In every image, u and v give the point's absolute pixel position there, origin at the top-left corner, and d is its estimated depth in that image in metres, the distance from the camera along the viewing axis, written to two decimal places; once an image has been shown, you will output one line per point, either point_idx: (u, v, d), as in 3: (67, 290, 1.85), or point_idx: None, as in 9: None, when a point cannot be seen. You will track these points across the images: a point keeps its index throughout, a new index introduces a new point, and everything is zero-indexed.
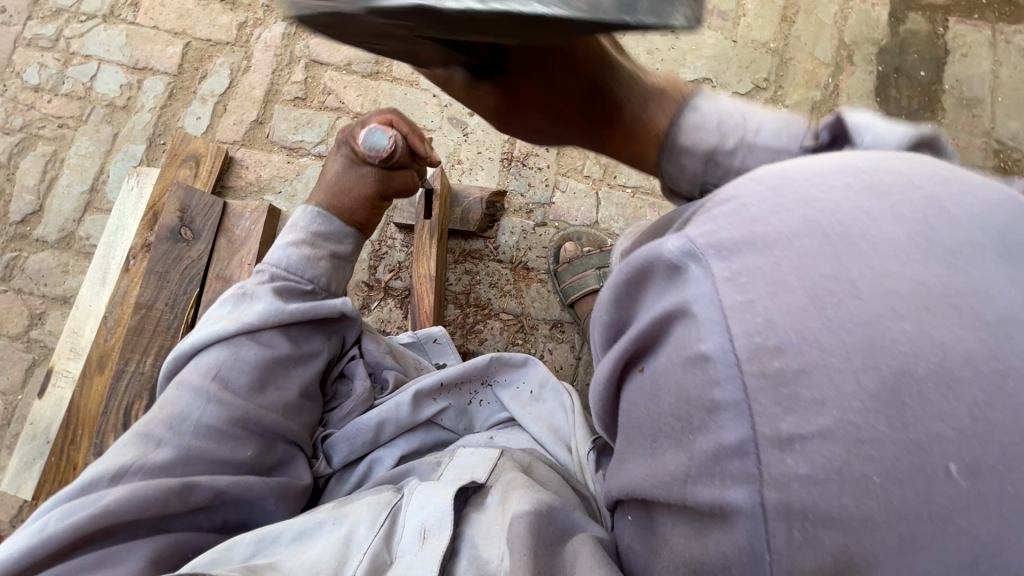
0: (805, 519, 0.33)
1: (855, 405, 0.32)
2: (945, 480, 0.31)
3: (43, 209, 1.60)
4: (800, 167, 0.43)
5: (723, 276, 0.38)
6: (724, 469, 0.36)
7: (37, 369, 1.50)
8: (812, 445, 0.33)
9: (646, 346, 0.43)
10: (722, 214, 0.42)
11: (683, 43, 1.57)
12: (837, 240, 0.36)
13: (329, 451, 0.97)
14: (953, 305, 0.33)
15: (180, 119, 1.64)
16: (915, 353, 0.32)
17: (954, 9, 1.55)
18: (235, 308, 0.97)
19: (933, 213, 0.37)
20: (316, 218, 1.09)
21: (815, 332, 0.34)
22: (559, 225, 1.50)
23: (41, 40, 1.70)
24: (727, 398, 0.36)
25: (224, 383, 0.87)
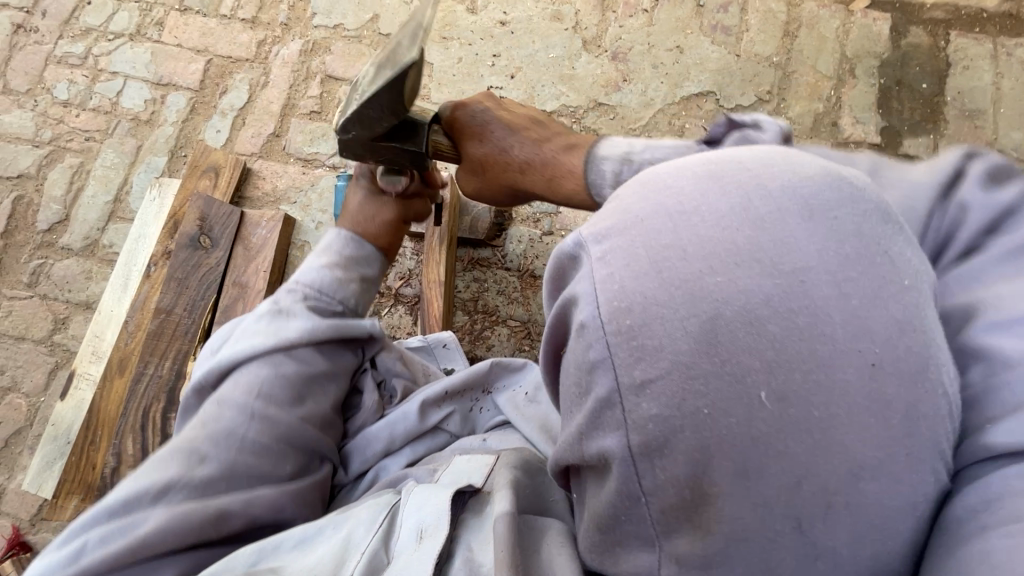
0: (660, 456, 0.41)
1: (683, 348, 0.40)
2: (759, 406, 0.38)
3: (69, 218, 1.66)
4: (665, 165, 0.49)
5: (596, 255, 0.45)
6: (603, 419, 0.44)
7: (59, 372, 1.55)
8: (658, 388, 0.40)
9: (562, 331, 0.50)
10: (605, 210, 0.49)
11: (688, 57, 1.61)
12: (674, 215, 0.43)
13: (346, 459, 1.02)
14: (757, 258, 0.40)
15: (201, 132, 1.71)
16: (726, 301, 0.39)
17: (955, 23, 1.58)
18: (272, 324, 1.01)
19: (752, 188, 0.43)
20: (348, 242, 1.16)
21: (653, 292, 0.41)
22: (565, 234, 1.53)
23: (71, 58, 1.78)
24: (597, 356, 0.43)
25: (268, 399, 0.92)
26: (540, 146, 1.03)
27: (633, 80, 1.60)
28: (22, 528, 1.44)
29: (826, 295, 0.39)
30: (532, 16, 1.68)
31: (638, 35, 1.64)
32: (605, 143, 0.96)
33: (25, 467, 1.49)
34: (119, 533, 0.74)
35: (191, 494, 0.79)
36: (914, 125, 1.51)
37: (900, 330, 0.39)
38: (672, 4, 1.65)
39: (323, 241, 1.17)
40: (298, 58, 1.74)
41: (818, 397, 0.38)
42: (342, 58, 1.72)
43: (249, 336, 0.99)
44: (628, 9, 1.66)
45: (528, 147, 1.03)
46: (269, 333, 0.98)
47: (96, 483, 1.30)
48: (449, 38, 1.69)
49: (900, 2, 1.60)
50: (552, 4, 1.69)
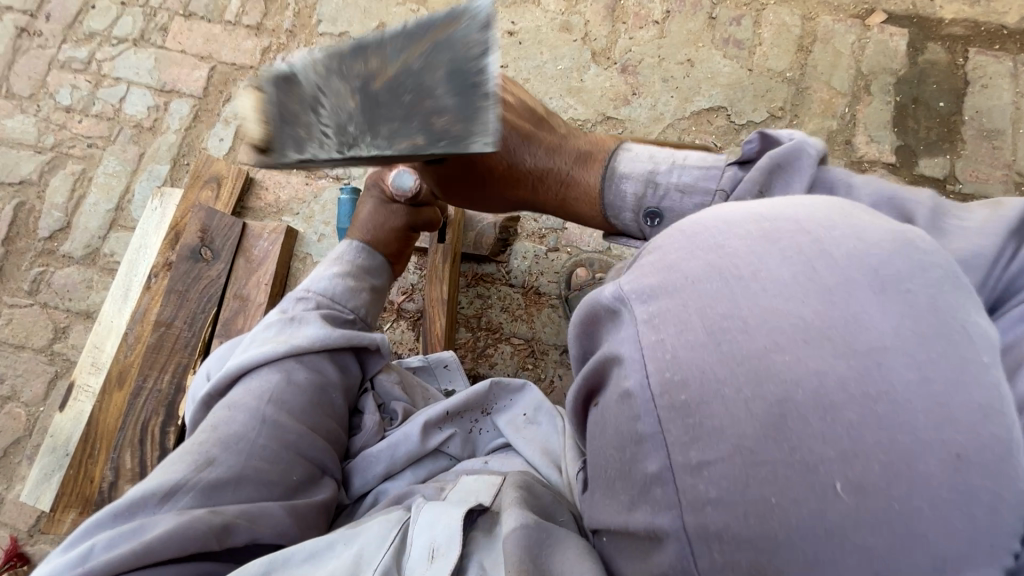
0: (720, 541, 0.38)
1: (747, 430, 0.37)
2: (834, 498, 0.35)
3: (70, 226, 1.65)
4: (710, 217, 0.47)
5: (641, 318, 0.44)
6: (651, 495, 0.43)
7: (58, 382, 1.54)
8: (716, 470, 0.38)
9: (595, 382, 0.49)
10: (646, 264, 0.47)
11: (699, 71, 1.57)
12: (729, 281, 0.41)
13: (347, 479, 1.00)
14: (828, 335, 0.37)
15: (204, 141, 1.68)
16: (795, 382, 0.37)
17: (975, 40, 1.54)
18: (283, 331, 1.00)
19: (816, 253, 0.41)
20: (360, 252, 1.16)
21: (711, 366, 0.39)
22: (571, 251, 1.50)
23: (75, 63, 1.77)
24: (648, 430, 0.42)
25: (280, 405, 0.90)
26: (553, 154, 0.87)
27: (643, 93, 1.57)
28: (20, 540, 1.43)
29: (906, 380, 0.36)
30: (540, 26, 1.66)
31: (649, 47, 1.61)
32: (624, 157, 0.82)
33: (23, 478, 1.48)
34: (123, 539, 0.70)
35: (197, 498, 0.77)
36: (930, 145, 1.48)
37: (985, 414, 0.36)
38: (684, 15, 1.62)
39: (335, 251, 1.17)
40: None
41: (900, 488, 0.35)
42: None
43: (259, 342, 0.99)
44: (638, 21, 1.63)
45: (541, 157, 0.87)
46: (280, 338, 0.98)
47: (94, 497, 1.29)
48: None
49: (918, 17, 1.56)
50: (561, 14, 1.66)
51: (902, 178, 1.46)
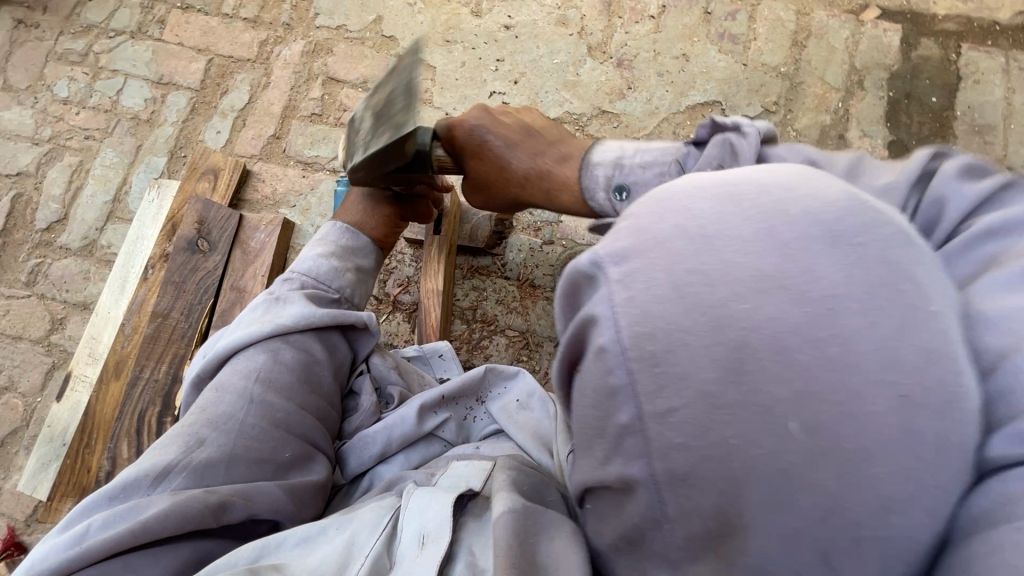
0: (686, 484, 0.42)
1: (709, 375, 0.41)
2: (790, 437, 0.39)
3: (67, 218, 1.65)
4: (682, 183, 0.48)
5: (614, 277, 0.44)
6: (624, 445, 0.45)
7: (56, 373, 1.55)
8: (679, 416, 0.42)
9: (575, 352, 0.50)
10: (622, 229, 0.47)
11: (694, 66, 1.58)
12: (696, 239, 0.43)
13: (342, 461, 1.00)
14: (785, 286, 0.40)
15: (201, 133, 1.69)
16: (753, 327, 0.40)
17: (967, 35, 1.55)
18: (268, 311, 1.00)
19: (777, 213, 0.43)
20: (345, 233, 1.14)
21: (677, 318, 0.42)
22: (566, 244, 1.51)
23: (72, 55, 1.77)
24: (618, 382, 0.44)
25: (267, 383, 0.90)
26: (537, 155, 0.96)
27: (638, 88, 1.58)
28: (17, 529, 1.43)
29: (855, 325, 0.39)
30: (536, 20, 1.67)
31: (644, 41, 1.62)
32: (598, 149, 0.93)
33: (20, 468, 1.48)
34: (121, 517, 0.73)
35: (190, 478, 0.78)
36: (923, 139, 1.49)
37: (931, 358, 0.40)
38: (679, 10, 1.63)
39: (320, 233, 1.16)
40: (301, 59, 1.72)
41: (849, 429, 0.39)
42: (344, 60, 1.70)
43: (245, 324, 0.99)
44: (634, 15, 1.64)
45: (525, 158, 0.97)
46: (265, 318, 0.98)
47: (91, 486, 1.30)
48: (452, 42, 1.68)
49: (911, 13, 1.58)
50: (557, 8, 1.67)
51: None
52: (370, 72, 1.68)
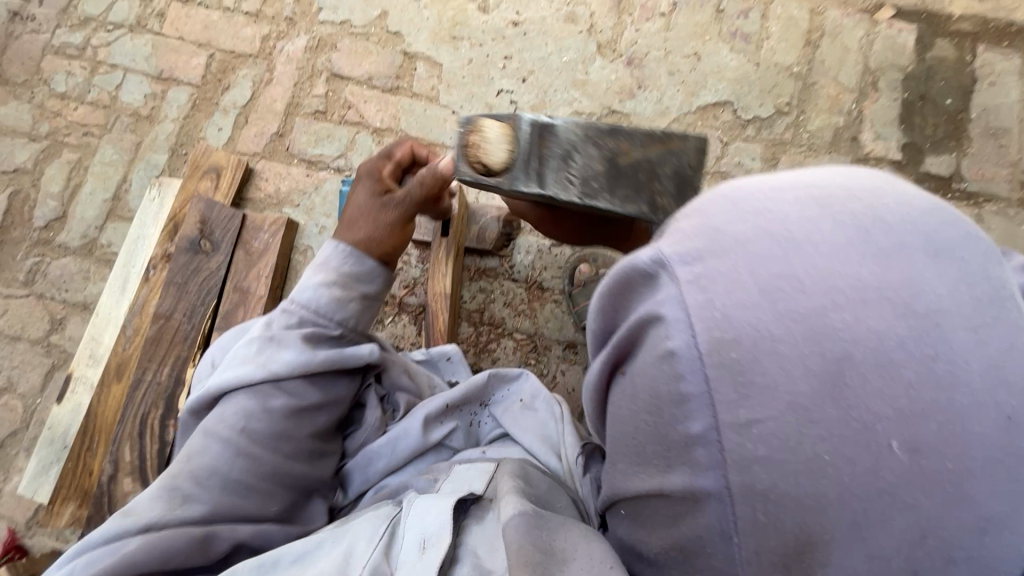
0: (766, 499, 0.44)
1: (803, 389, 0.43)
2: (889, 455, 0.42)
3: (66, 216, 1.62)
4: (759, 185, 0.51)
5: (686, 279, 0.48)
6: (693, 455, 0.48)
7: (56, 374, 1.53)
8: (766, 428, 0.44)
9: (626, 347, 0.54)
10: (688, 226, 0.51)
11: (706, 65, 1.56)
12: (783, 242, 0.46)
13: (345, 481, 1.01)
14: (890, 298, 0.43)
15: (202, 130, 1.66)
16: (853, 339, 0.43)
17: (983, 36, 1.53)
18: (261, 351, 0.94)
19: (871, 221, 0.46)
20: (347, 258, 1.02)
21: (767, 324, 0.44)
22: (575, 246, 1.49)
23: (69, 48, 1.73)
24: (693, 390, 0.47)
25: (251, 436, 0.89)
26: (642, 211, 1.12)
27: (648, 87, 1.56)
28: (17, 532, 1.41)
29: (962, 341, 0.43)
30: (545, 17, 1.63)
31: (654, 39, 1.59)
32: None
33: (21, 470, 1.46)
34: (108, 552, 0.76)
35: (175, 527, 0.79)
36: (937, 142, 1.47)
37: None
38: (691, 8, 1.60)
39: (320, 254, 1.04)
40: (304, 55, 1.68)
41: (949, 448, 0.42)
42: (349, 56, 1.67)
43: (237, 362, 0.93)
44: (645, 12, 1.61)
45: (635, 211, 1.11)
46: (257, 359, 0.93)
47: (93, 490, 1.29)
48: (459, 39, 1.65)
49: (926, 13, 1.55)
50: (567, 5, 1.64)
51: (908, 176, 1.46)
52: (375, 69, 1.65)
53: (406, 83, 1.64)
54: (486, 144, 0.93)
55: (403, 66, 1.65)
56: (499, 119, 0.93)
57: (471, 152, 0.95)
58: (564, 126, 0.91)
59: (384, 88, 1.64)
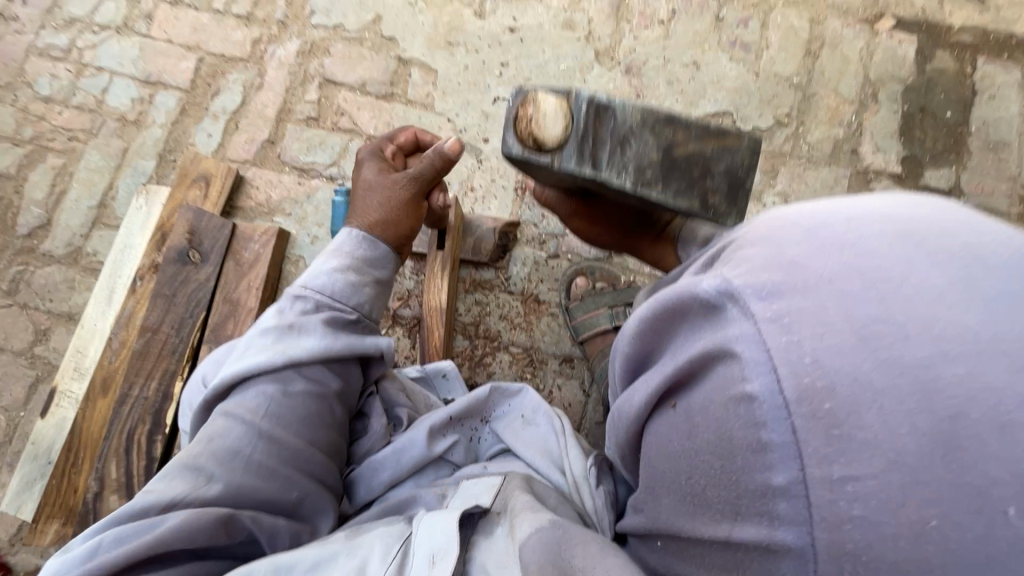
0: (857, 561, 0.39)
1: (907, 446, 0.38)
2: (1004, 522, 0.36)
3: (51, 223, 1.58)
4: (837, 220, 0.51)
5: (765, 317, 0.45)
6: (776, 510, 0.43)
7: (40, 386, 1.49)
8: (861, 485, 0.39)
9: (684, 378, 0.53)
10: (759, 261, 0.50)
11: (705, 74, 1.54)
12: (877, 284, 0.43)
13: (352, 488, 0.97)
14: (1006, 351, 0.38)
15: (191, 136, 1.62)
16: (970, 398, 0.38)
17: (983, 48, 1.52)
18: (279, 338, 0.91)
19: (971, 262, 0.43)
20: (362, 243, 1.04)
21: (865, 372, 0.40)
22: (571, 258, 1.47)
23: (53, 50, 1.68)
24: (779, 440, 0.42)
25: (275, 419, 0.85)
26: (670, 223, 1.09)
27: (647, 96, 1.54)
28: None
29: None
30: (542, 23, 1.61)
31: (653, 47, 1.56)
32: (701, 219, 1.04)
33: (4, 485, 1.43)
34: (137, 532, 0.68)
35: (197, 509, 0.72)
36: (937, 155, 1.46)
37: None
38: (690, 16, 1.58)
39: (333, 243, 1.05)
40: (296, 59, 1.65)
41: None
42: (342, 61, 1.64)
43: (253, 348, 0.89)
44: (644, 20, 1.59)
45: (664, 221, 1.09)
46: (276, 345, 0.90)
47: (78, 507, 1.26)
48: (455, 44, 1.62)
49: (927, 24, 1.54)
50: (565, 10, 1.61)
51: (907, 189, 1.45)
52: (368, 75, 1.62)
53: (401, 89, 1.61)
54: (541, 119, 0.85)
55: (397, 72, 1.62)
56: (556, 93, 0.86)
57: (522, 126, 0.87)
58: (622, 108, 0.85)
59: (378, 95, 1.61)
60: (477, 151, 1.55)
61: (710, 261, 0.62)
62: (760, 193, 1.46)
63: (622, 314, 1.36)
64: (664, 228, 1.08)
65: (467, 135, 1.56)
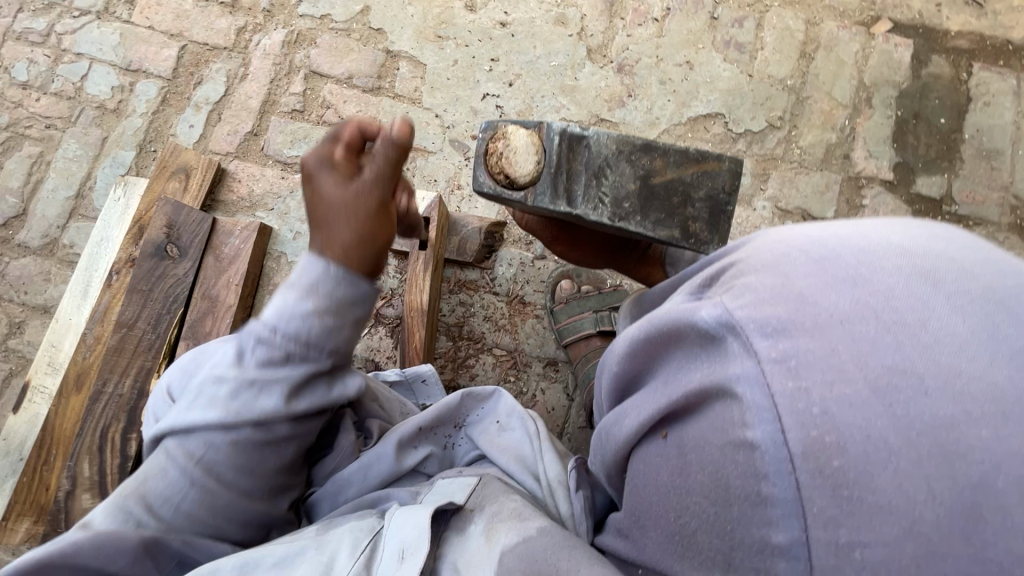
0: None
1: (925, 515, 0.35)
2: None
3: (26, 214, 1.55)
4: (851, 248, 0.48)
5: (770, 356, 0.43)
6: (774, 567, 0.40)
7: (13, 380, 1.46)
8: (872, 554, 0.36)
9: (677, 412, 0.51)
10: (765, 288, 0.48)
11: (698, 74, 1.51)
12: (895, 328, 0.41)
13: (312, 510, 0.93)
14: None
15: (173, 126, 1.58)
16: (994, 464, 0.35)
17: (980, 54, 1.50)
18: (235, 395, 0.77)
19: (994, 307, 0.41)
20: (330, 278, 0.77)
21: (881, 431, 0.37)
22: (559, 260, 1.45)
23: (32, 34, 1.64)
24: (780, 494, 0.40)
25: (212, 468, 0.77)
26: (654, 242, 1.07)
27: (638, 95, 1.51)
28: None
29: None
30: (534, 18, 1.57)
31: (646, 45, 1.53)
32: None
33: None
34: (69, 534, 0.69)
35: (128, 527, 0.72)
36: (929, 162, 1.45)
37: None
38: (684, 14, 1.55)
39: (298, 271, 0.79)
40: (281, 50, 1.61)
41: None
42: (328, 53, 1.60)
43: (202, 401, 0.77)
44: (637, 17, 1.56)
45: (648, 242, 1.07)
46: (229, 405, 0.76)
47: (49, 505, 1.23)
48: (444, 38, 1.58)
49: (923, 28, 1.51)
50: (556, 6, 1.58)
51: (898, 197, 1.43)
52: (355, 68, 1.58)
53: (388, 83, 1.58)
54: (512, 155, 0.83)
55: (385, 65, 1.58)
56: (527, 127, 0.84)
57: (493, 162, 0.84)
58: (597, 139, 0.84)
59: (365, 88, 1.57)
60: (464, 149, 1.52)
61: (706, 279, 0.58)
62: (750, 198, 1.44)
63: (607, 319, 1.34)
64: (647, 248, 1.07)
65: (456, 132, 1.53)
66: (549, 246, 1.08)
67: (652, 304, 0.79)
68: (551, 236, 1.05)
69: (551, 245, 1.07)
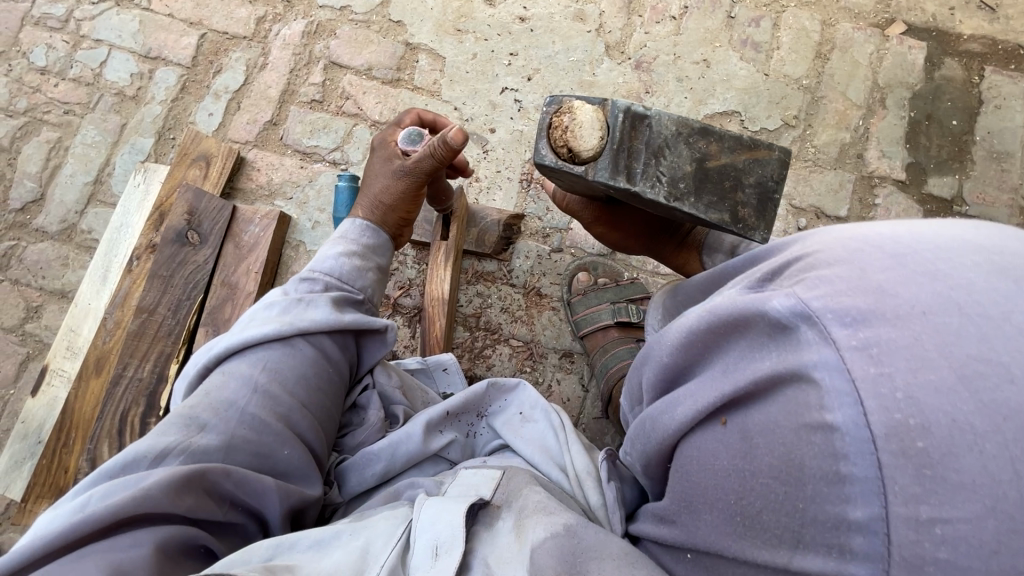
0: None
1: (1008, 494, 0.37)
2: None
3: (44, 198, 1.55)
4: (925, 245, 0.49)
5: (850, 344, 0.44)
6: (850, 543, 0.42)
7: (31, 364, 1.46)
8: (952, 530, 0.37)
9: (742, 399, 0.52)
10: (839, 279, 0.49)
11: (714, 73, 1.53)
12: (978, 319, 0.42)
13: (341, 478, 0.93)
14: None
15: (191, 114, 1.59)
16: None
17: (991, 58, 1.52)
18: (288, 311, 0.91)
19: None
20: (365, 232, 1.06)
21: (965, 414, 0.39)
22: (575, 253, 1.47)
23: (50, 19, 1.64)
24: (860, 473, 0.41)
25: (274, 374, 0.84)
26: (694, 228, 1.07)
27: (656, 92, 1.53)
28: None
29: None
30: (553, 14, 1.59)
31: (664, 43, 1.55)
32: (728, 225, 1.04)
33: None
34: (121, 489, 0.65)
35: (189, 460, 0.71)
36: (940, 164, 1.47)
37: None
38: (702, 13, 1.57)
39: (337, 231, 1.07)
40: (301, 40, 1.61)
41: None
42: (348, 44, 1.61)
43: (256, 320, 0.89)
44: (655, 14, 1.57)
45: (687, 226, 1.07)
46: (283, 317, 0.90)
47: (69, 488, 1.24)
48: (464, 32, 1.59)
49: (937, 31, 1.54)
50: (576, 2, 1.59)
51: (911, 197, 1.46)
52: (375, 59, 1.59)
53: (407, 75, 1.59)
54: (577, 129, 0.84)
55: (405, 57, 1.59)
56: (593, 102, 0.85)
57: (557, 135, 0.86)
58: (659, 119, 0.86)
59: (384, 80, 1.58)
60: (483, 142, 1.53)
61: (768, 272, 0.60)
62: None
63: (624, 311, 1.36)
64: (687, 235, 1.07)
65: (474, 125, 1.54)
66: (590, 225, 1.11)
67: (689, 295, 0.82)
68: (594, 215, 1.09)
69: (591, 224, 1.11)
